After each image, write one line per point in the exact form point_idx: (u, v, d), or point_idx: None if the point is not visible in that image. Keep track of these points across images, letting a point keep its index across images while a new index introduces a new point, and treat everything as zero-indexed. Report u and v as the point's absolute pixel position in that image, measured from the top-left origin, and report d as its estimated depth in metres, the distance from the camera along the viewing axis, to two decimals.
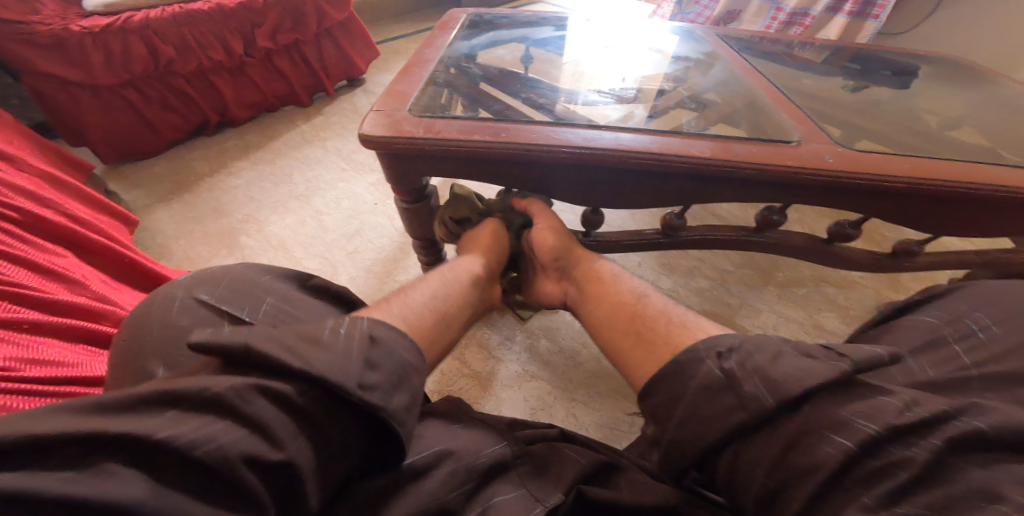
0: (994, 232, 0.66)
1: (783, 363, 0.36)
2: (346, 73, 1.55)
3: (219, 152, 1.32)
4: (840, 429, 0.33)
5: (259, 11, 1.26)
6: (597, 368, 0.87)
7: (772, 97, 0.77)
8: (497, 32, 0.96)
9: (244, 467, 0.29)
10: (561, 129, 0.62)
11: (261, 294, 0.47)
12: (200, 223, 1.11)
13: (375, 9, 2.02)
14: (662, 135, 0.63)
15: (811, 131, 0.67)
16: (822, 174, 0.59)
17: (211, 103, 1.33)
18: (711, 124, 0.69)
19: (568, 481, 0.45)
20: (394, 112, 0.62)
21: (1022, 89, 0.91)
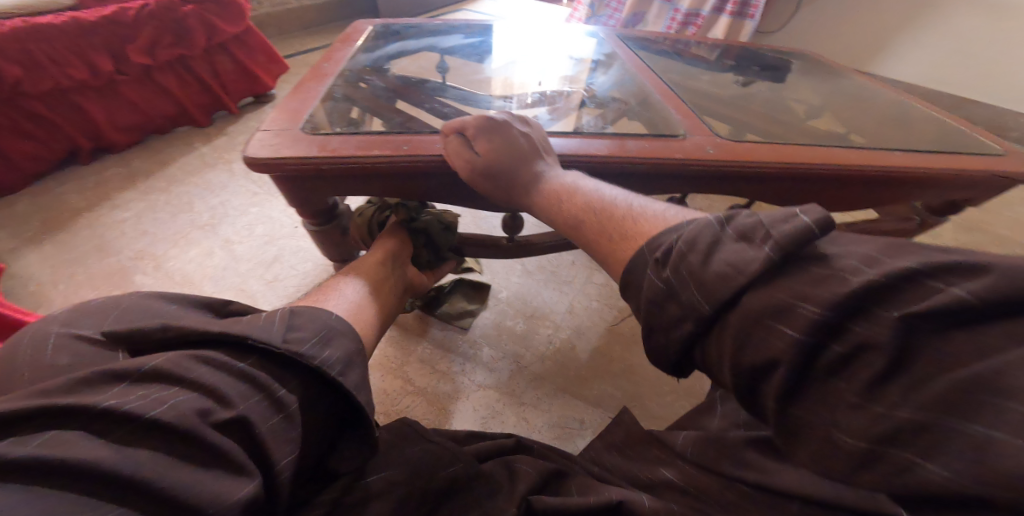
0: (856, 204, 0.80)
1: (708, 260, 0.33)
2: (250, 89, 1.44)
3: (99, 182, 1.15)
4: (778, 314, 0.29)
5: (128, 24, 1.12)
6: (543, 370, 0.85)
7: (663, 95, 0.86)
8: (405, 41, 0.96)
9: (201, 423, 0.30)
10: None
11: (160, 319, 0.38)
12: (81, 264, 0.96)
13: (283, 20, 1.90)
14: (566, 136, 0.68)
15: (694, 124, 0.77)
16: (705, 163, 0.68)
17: (80, 127, 1.16)
18: (609, 123, 0.75)
19: (517, 495, 0.41)
20: (289, 131, 0.60)
21: (860, 82, 1.12)
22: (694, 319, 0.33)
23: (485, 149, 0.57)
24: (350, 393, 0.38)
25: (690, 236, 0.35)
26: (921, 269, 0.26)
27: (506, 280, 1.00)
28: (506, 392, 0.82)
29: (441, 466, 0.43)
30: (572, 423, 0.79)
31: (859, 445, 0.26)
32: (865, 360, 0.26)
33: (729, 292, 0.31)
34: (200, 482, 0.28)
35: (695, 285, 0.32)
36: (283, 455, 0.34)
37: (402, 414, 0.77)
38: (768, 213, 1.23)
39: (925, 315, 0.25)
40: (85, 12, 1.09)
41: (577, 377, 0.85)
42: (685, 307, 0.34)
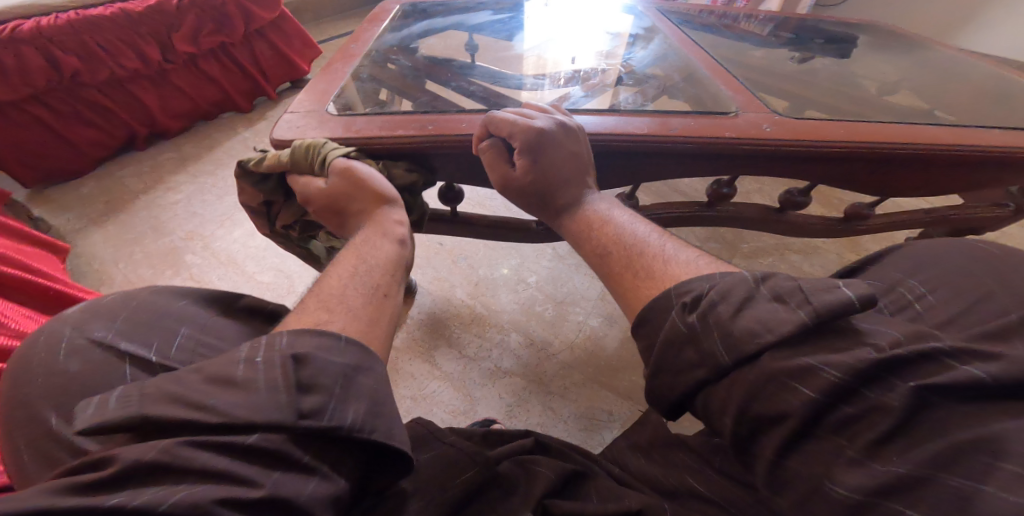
0: (936, 191, 0.71)
1: (739, 312, 0.30)
2: (288, 74, 1.48)
3: (154, 167, 1.22)
4: (797, 373, 0.27)
5: (174, 14, 1.16)
6: (571, 358, 0.82)
7: (710, 69, 0.79)
8: (432, 20, 0.94)
9: (225, 511, 0.24)
10: None
11: (171, 325, 0.36)
12: (139, 244, 1.02)
13: (319, 7, 1.92)
14: (601, 114, 0.64)
15: (746, 100, 0.70)
16: (758, 141, 0.62)
17: (136, 115, 1.23)
18: (649, 100, 0.70)
19: (533, 498, 0.39)
20: (315, 112, 0.59)
21: (943, 52, 1.00)
22: (709, 368, 0.30)
23: (527, 166, 0.51)
24: (376, 436, 0.31)
25: (724, 286, 0.32)
26: (943, 346, 0.25)
27: (536, 264, 0.97)
28: (533, 380, 0.79)
29: (453, 470, 0.41)
30: (599, 415, 0.75)
31: (855, 498, 0.25)
32: (871, 422, 0.25)
33: (752, 348, 0.28)
34: None
35: (719, 335, 0.30)
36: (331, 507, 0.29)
37: (431, 398, 0.77)
38: (828, 198, 1.13)
39: (950, 387, 0.24)
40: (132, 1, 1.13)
41: (608, 367, 0.81)
42: (692, 358, 0.31)
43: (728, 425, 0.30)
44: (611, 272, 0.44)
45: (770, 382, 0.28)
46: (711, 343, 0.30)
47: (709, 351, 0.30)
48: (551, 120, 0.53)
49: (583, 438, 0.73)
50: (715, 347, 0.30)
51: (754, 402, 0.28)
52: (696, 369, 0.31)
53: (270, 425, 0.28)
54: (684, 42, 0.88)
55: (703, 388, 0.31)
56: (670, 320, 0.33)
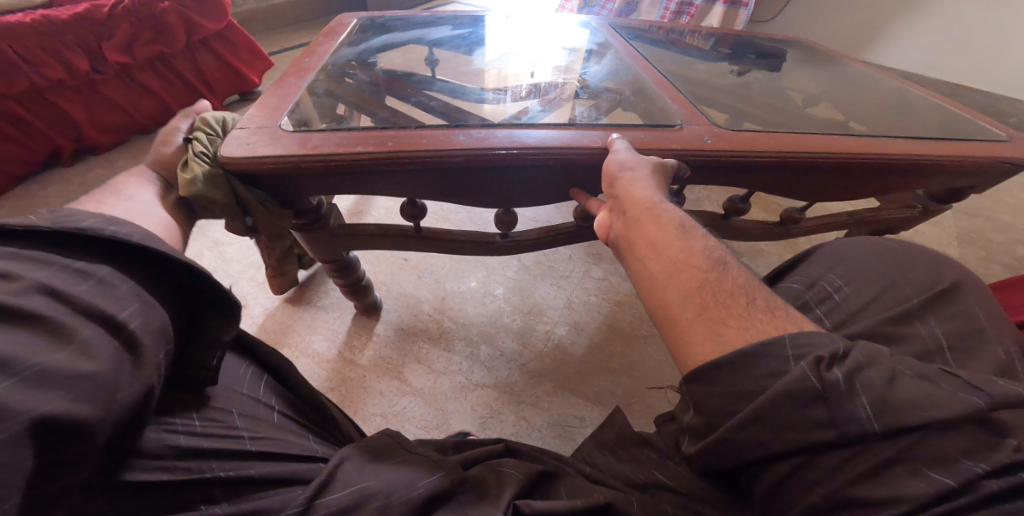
0: (859, 193, 0.79)
1: (889, 384, 0.28)
2: (238, 86, 1.41)
3: (84, 185, 1.13)
4: (936, 462, 0.26)
5: (103, 21, 1.08)
6: (542, 368, 0.84)
7: (658, 84, 0.83)
8: (391, 34, 0.93)
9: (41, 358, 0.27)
10: (456, 132, 0.61)
11: None
12: None
13: (269, 16, 1.86)
14: (560, 128, 0.65)
15: (691, 113, 0.75)
16: (700, 152, 0.66)
17: (59, 128, 1.13)
18: (603, 114, 0.73)
19: (504, 499, 0.39)
20: (265, 128, 0.57)
21: (860, 67, 1.11)
22: (836, 433, 0.28)
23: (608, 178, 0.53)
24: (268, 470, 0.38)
25: (869, 352, 0.30)
26: None
27: (502, 275, 0.99)
28: (506, 391, 0.80)
29: (427, 474, 0.41)
30: (572, 421, 0.77)
31: None
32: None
33: (904, 424, 0.27)
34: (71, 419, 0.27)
35: (868, 405, 0.28)
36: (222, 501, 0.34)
37: (402, 415, 0.76)
38: (767, 203, 1.22)
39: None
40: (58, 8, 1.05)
41: (577, 374, 0.83)
42: (817, 420, 0.29)
43: (815, 494, 0.29)
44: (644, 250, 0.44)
45: (895, 464, 0.27)
46: (852, 411, 0.28)
47: (845, 417, 0.28)
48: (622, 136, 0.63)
49: (556, 445, 0.74)
50: (856, 415, 0.28)
51: (864, 478, 0.28)
52: (809, 429, 0.29)
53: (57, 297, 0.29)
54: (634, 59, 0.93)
55: (802, 455, 0.29)
56: (795, 372, 0.30)
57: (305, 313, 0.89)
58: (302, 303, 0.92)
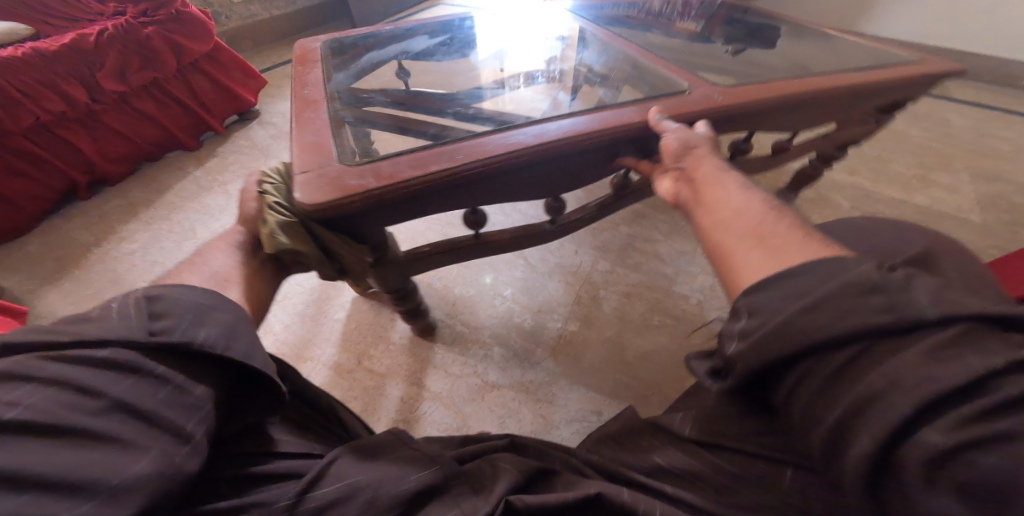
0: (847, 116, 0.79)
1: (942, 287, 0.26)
2: (234, 107, 1.41)
3: (102, 217, 1.14)
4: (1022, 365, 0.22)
5: (93, 50, 1.09)
6: (555, 365, 0.84)
7: (649, 58, 0.83)
8: (372, 53, 0.91)
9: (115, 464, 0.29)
10: (509, 133, 0.57)
11: (83, 322, 0.34)
12: (101, 298, 0.95)
13: (257, 33, 1.87)
14: (590, 109, 0.62)
15: (689, 76, 0.74)
16: (721, 108, 0.65)
17: (72, 160, 1.14)
18: (623, 91, 0.73)
19: (494, 495, 0.38)
20: (323, 169, 0.51)
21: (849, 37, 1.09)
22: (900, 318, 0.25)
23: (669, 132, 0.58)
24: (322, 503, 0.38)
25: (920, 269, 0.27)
26: None
27: (510, 275, 0.99)
28: (523, 390, 0.80)
29: (417, 468, 0.40)
30: (589, 416, 0.77)
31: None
32: None
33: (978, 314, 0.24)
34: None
35: (923, 293, 0.25)
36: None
37: (423, 420, 0.77)
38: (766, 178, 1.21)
39: None
40: (46, 41, 1.05)
41: (592, 369, 0.83)
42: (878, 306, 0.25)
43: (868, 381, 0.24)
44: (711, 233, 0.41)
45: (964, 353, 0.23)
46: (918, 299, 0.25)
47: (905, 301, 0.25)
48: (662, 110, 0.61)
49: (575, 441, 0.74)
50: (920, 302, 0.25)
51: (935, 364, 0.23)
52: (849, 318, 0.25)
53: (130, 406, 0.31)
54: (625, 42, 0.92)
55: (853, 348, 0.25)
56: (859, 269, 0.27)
57: (322, 327, 0.90)
58: (318, 316, 0.93)
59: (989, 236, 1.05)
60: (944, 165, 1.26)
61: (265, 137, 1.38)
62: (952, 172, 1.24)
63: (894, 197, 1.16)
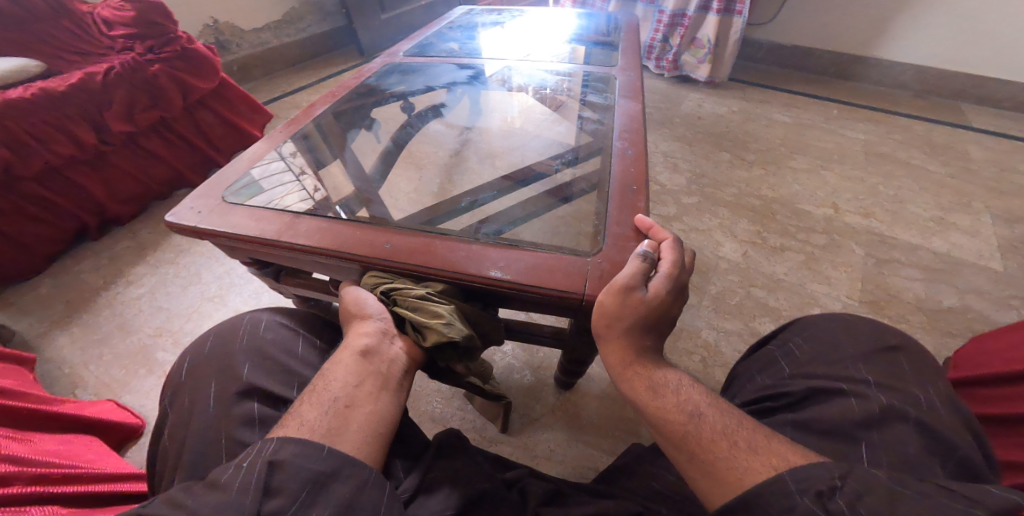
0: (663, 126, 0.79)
1: None
2: (240, 142, 1.40)
3: (112, 259, 1.13)
4: None
5: (100, 90, 1.09)
6: (554, 422, 0.81)
7: (626, 82, 0.84)
8: (365, 127, 0.83)
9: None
10: (608, 198, 0.58)
11: (319, 365, 0.49)
12: (107, 344, 0.94)
13: (269, 61, 1.89)
14: (618, 155, 0.64)
15: (633, 89, 0.82)
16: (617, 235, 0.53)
17: (81, 203, 1.15)
18: (614, 112, 0.76)
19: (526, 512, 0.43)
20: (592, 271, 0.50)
21: None
22: None
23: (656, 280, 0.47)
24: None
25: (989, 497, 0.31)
26: None
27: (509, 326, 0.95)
28: (519, 446, 0.78)
29: (471, 476, 0.45)
30: (587, 474, 0.74)
31: None
32: None
33: None
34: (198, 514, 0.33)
35: None
36: (278, 478, 0.35)
37: None
38: (780, 214, 1.16)
39: None
40: (53, 81, 1.06)
41: (591, 425, 0.80)
42: None
43: None
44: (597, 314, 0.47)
45: None
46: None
47: None
48: (627, 121, 0.71)
49: None
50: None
51: None
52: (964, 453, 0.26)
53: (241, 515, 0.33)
54: (626, 68, 0.89)
55: None
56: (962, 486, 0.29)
57: None
58: None
59: (1013, 286, 0.98)
60: (964, 206, 1.19)
61: None
62: (972, 214, 1.17)
63: (910, 240, 1.08)
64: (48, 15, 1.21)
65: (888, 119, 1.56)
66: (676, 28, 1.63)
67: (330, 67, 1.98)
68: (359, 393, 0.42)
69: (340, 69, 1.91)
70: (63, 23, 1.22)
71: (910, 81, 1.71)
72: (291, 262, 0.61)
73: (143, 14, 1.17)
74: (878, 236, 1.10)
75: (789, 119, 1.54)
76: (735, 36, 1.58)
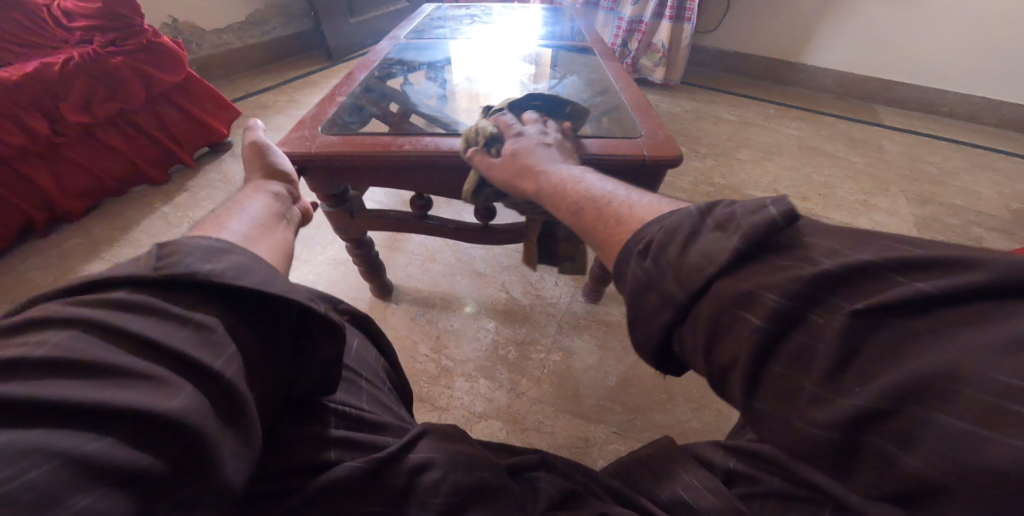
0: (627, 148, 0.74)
1: (763, 254, 0.27)
2: (205, 139, 1.37)
3: (62, 257, 1.08)
4: None
5: (58, 80, 1.08)
6: (541, 395, 0.85)
7: (604, 52, 1.02)
8: (389, 74, 0.88)
9: (69, 339, 0.25)
10: (633, 112, 0.72)
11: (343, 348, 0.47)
12: None
13: (230, 62, 1.85)
14: (625, 90, 0.82)
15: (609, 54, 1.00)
16: (654, 129, 0.67)
17: (30, 198, 1.09)
18: (601, 69, 0.93)
19: None
20: (643, 140, 0.64)
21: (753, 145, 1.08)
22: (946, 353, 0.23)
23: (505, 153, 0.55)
24: (258, 287, 0.32)
25: (670, 224, 0.31)
26: None
27: (493, 307, 1.00)
28: (509, 419, 0.82)
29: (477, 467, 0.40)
30: (578, 442, 0.79)
31: None
32: None
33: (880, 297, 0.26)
34: (54, 345, 0.25)
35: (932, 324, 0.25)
36: (175, 246, 0.32)
37: None
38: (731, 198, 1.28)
39: None
40: (8, 71, 1.05)
41: (576, 396, 0.85)
42: None
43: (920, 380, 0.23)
44: (528, 177, 0.51)
45: None
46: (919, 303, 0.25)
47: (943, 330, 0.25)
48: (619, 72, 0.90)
49: None
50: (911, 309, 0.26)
51: None
52: None
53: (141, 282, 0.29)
54: (599, 42, 1.07)
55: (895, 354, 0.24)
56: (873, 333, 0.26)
57: None
58: None
59: None
60: (883, 190, 1.36)
61: (239, 172, 1.35)
62: (890, 196, 1.33)
63: (840, 220, 1.22)
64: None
65: (817, 118, 1.74)
66: (633, 34, 1.74)
67: (295, 69, 1.96)
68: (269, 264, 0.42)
69: (305, 72, 1.90)
70: (13, 15, 1.17)
71: (833, 85, 1.90)
72: (383, 179, 0.67)
73: (107, 7, 1.16)
74: (815, 217, 1.23)
75: (734, 118, 1.68)
76: (686, 42, 1.71)
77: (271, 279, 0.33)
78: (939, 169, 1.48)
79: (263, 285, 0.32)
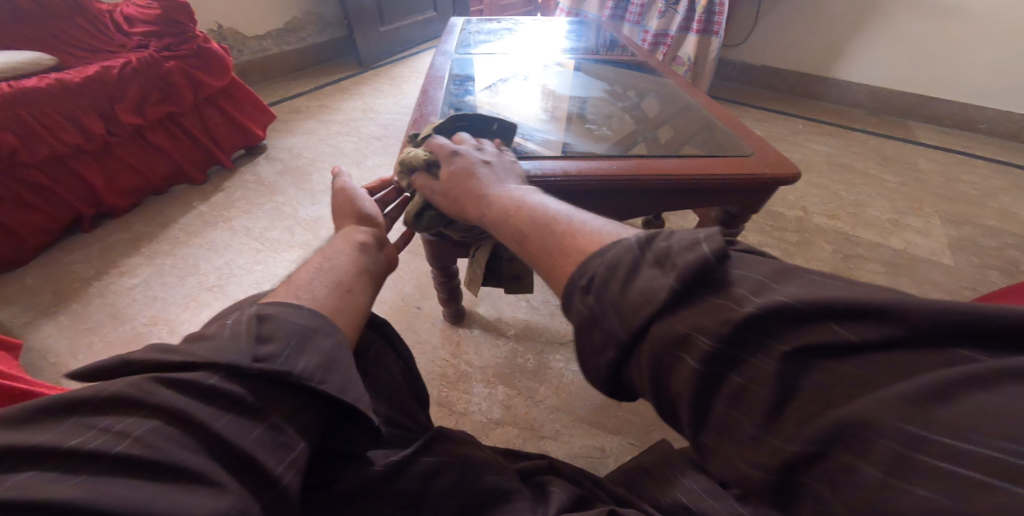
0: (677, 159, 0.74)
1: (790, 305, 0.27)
2: (243, 142, 1.43)
3: (104, 251, 1.13)
4: None
5: (114, 83, 1.14)
6: (558, 403, 0.86)
7: (651, 66, 1.04)
8: (459, 92, 0.87)
9: (156, 433, 0.27)
10: (724, 128, 0.75)
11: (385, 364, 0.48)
12: (97, 332, 0.94)
13: (267, 68, 1.92)
14: (700, 104, 0.84)
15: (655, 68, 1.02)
16: (758, 144, 0.70)
17: (79, 194, 1.16)
18: (657, 85, 0.95)
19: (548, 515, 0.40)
20: (750, 158, 0.67)
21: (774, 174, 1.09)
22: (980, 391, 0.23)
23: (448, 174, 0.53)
24: (335, 395, 0.34)
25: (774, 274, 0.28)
26: None
27: (514, 315, 1.01)
28: (526, 427, 0.82)
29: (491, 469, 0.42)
30: (594, 452, 0.79)
31: None
32: None
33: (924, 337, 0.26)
34: (142, 438, 0.26)
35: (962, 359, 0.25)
36: (269, 327, 0.34)
37: None
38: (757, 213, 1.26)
39: None
40: (70, 73, 1.10)
41: (594, 407, 0.85)
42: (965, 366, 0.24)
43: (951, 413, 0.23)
44: (468, 202, 0.51)
45: None
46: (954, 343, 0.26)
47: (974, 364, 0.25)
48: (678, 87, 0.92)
49: None
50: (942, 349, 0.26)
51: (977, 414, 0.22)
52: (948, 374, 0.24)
53: (232, 370, 0.31)
54: (645, 56, 1.09)
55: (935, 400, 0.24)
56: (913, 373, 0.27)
57: None
58: None
59: (963, 279, 1.09)
60: (916, 210, 1.32)
61: (273, 174, 1.40)
62: (924, 217, 1.30)
63: (871, 239, 1.20)
64: (63, 12, 1.24)
65: (848, 134, 1.71)
66: (660, 47, 1.75)
67: (328, 75, 2.02)
68: (329, 297, 0.42)
69: (338, 78, 1.96)
70: (77, 21, 1.25)
71: (865, 100, 1.87)
72: None
73: (165, 14, 1.22)
74: (845, 235, 1.21)
75: (762, 133, 1.66)
76: (713, 55, 1.70)
77: (349, 382, 0.35)
78: (976, 190, 1.43)
79: (342, 392, 0.34)
